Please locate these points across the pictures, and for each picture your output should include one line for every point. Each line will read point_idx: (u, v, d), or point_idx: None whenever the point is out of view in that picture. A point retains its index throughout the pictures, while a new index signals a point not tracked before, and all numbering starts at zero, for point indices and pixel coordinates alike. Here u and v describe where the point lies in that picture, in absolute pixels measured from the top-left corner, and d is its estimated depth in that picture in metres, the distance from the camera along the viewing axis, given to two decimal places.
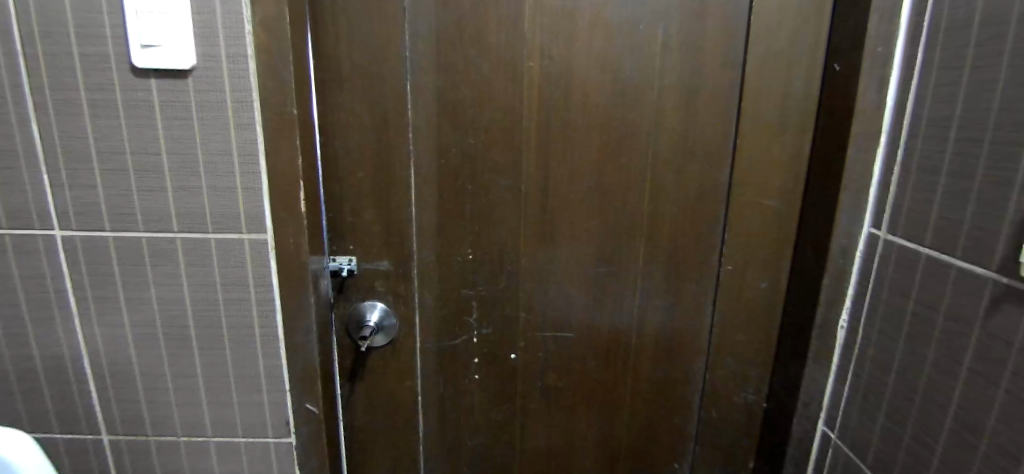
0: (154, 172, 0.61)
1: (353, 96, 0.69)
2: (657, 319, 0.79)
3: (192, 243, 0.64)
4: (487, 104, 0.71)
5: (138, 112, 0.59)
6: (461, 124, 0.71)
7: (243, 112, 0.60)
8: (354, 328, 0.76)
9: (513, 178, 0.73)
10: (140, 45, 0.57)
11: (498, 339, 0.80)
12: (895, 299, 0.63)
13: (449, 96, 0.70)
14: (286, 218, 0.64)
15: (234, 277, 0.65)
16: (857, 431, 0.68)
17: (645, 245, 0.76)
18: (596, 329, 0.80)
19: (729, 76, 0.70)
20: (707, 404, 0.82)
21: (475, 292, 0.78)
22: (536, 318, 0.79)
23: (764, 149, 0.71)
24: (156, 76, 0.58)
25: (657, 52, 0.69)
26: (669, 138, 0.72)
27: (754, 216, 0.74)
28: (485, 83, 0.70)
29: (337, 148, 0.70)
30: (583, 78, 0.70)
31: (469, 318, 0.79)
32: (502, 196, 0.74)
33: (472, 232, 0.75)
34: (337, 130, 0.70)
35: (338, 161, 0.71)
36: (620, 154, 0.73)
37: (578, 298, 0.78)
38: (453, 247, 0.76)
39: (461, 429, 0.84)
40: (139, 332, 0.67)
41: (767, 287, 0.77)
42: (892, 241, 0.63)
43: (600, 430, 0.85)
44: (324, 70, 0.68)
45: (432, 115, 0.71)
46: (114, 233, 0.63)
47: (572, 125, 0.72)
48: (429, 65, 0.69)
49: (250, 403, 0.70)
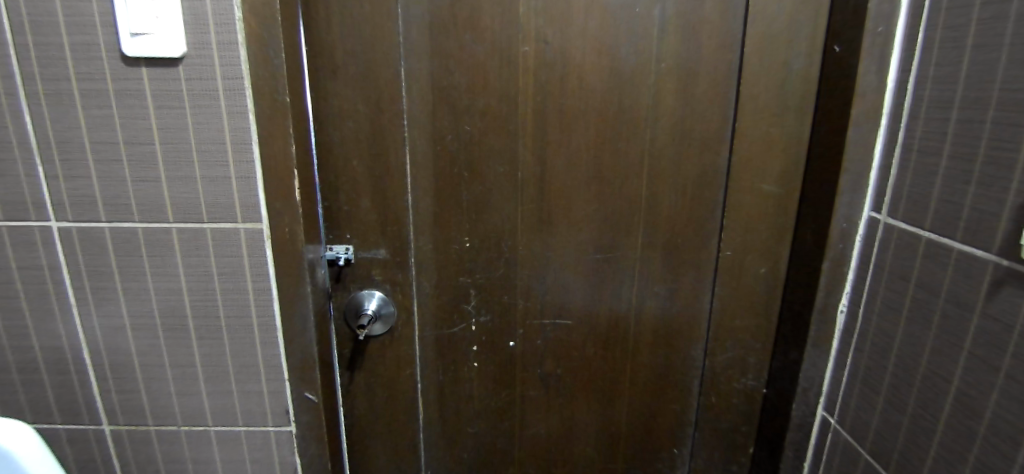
0: (148, 162, 0.61)
1: (348, 83, 0.68)
2: (656, 305, 0.79)
3: (188, 234, 0.63)
4: (483, 90, 0.70)
5: (131, 102, 0.59)
6: (456, 111, 0.71)
7: (236, 100, 0.59)
8: (352, 318, 0.76)
9: (510, 165, 0.73)
10: (129, 34, 0.56)
11: (497, 327, 0.80)
12: (895, 283, 0.62)
13: (444, 82, 0.69)
14: (281, 207, 0.63)
15: (231, 267, 0.65)
16: (857, 415, 0.68)
17: (644, 230, 0.75)
18: (595, 316, 0.80)
19: (728, 59, 0.69)
20: (707, 390, 0.82)
21: (473, 280, 0.78)
22: (535, 305, 0.79)
23: (763, 132, 0.71)
24: (146, 65, 0.58)
25: (654, 35, 0.68)
26: (668, 123, 0.71)
27: (753, 200, 0.73)
28: (482, 68, 0.69)
29: (332, 137, 0.70)
30: (580, 62, 0.69)
31: (467, 306, 0.79)
32: (500, 183, 0.74)
33: (470, 220, 0.75)
34: (332, 118, 0.69)
35: (333, 149, 0.70)
36: (618, 139, 0.72)
37: (577, 285, 0.78)
38: (451, 235, 0.75)
39: (461, 417, 0.84)
40: (137, 323, 0.67)
41: (766, 272, 0.76)
42: (892, 225, 0.62)
43: (600, 417, 0.85)
44: (318, 57, 0.67)
45: (428, 101, 0.70)
46: (110, 224, 0.63)
47: (569, 109, 0.71)
48: (423, 51, 0.68)
49: (250, 392, 0.70)
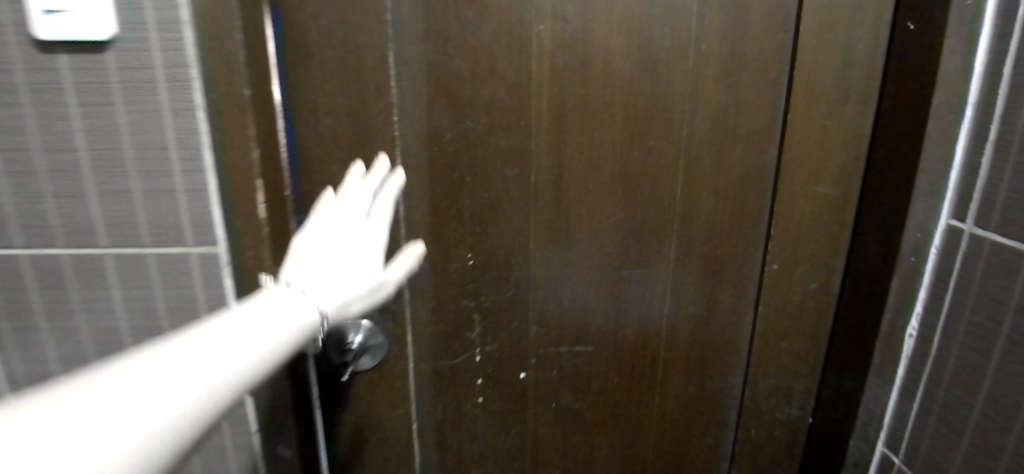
0: (72, 174, 0.48)
1: (327, 69, 0.55)
2: (689, 327, 0.68)
3: (127, 261, 0.51)
4: (489, 79, 0.58)
5: (48, 98, 0.46)
6: (457, 104, 0.59)
7: (182, 95, 0.47)
8: (333, 349, 0.63)
9: (520, 167, 0.61)
10: (42, 10, 0.43)
11: (505, 356, 0.69)
12: (983, 306, 0.51)
13: (441, 69, 0.58)
14: (245, 228, 0.51)
15: (182, 300, 0.53)
16: (930, 458, 0.58)
17: (676, 243, 0.64)
18: (620, 340, 0.69)
19: (778, 40, 0.58)
20: (745, 421, 0.72)
21: (477, 304, 0.66)
22: (550, 331, 0.68)
23: (818, 127, 0.60)
24: (65, 51, 0.45)
25: (693, 11, 0.56)
26: (708, 117, 0.60)
27: (803, 206, 0.63)
28: (487, 52, 0.57)
29: (307, 138, 0.58)
30: (605, 44, 0.58)
31: (470, 334, 0.68)
32: (509, 189, 0.62)
33: (474, 233, 0.63)
34: (306, 116, 0.57)
35: (308, 154, 0.58)
36: (647, 136, 0.61)
37: (597, 306, 0.67)
38: (451, 251, 0.64)
39: (466, 458, 0.73)
40: (71, 369, 0.55)
41: (816, 289, 0.66)
42: (981, 236, 0.52)
43: (623, 453, 0.75)
44: (289, 37, 0.54)
45: (422, 92, 0.58)
46: (28, 250, 0.50)
47: (590, 102, 0.59)
48: (416, 32, 0.56)
49: (212, 447, 0.58)
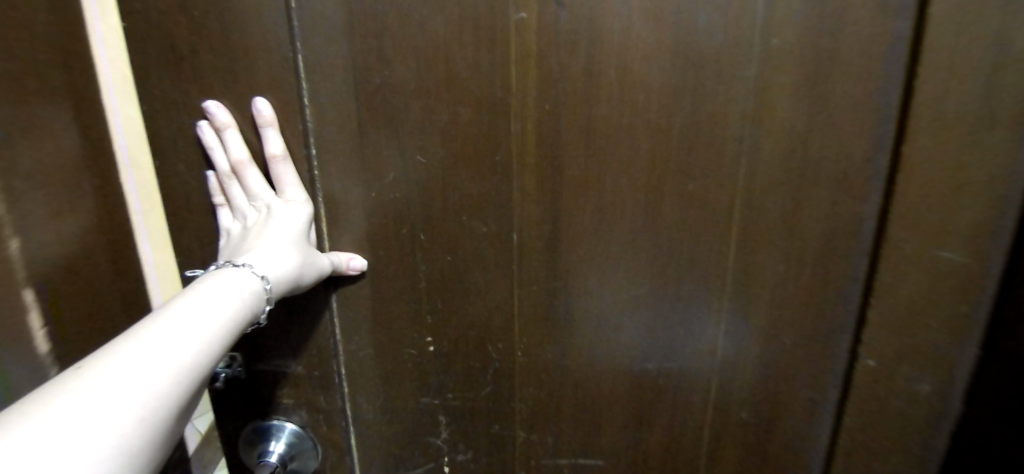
0: None
1: (197, 80, 0.36)
2: (738, 439, 0.48)
3: None
4: (444, 94, 0.38)
5: None
6: (398, 133, 0.38)
7: None
8: (242, 445, 0.47)
9: (497, 223, 0.41)
10: None
11: (483, 466, 0.51)
12: None
13: (369, 80, 0.37)
14: None
15: None
16: None
17: (724, 324, 0.45)
18: (641, 449, 0.50)
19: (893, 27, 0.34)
20: None
21: (443, 403, 0.48)
22: (544, 435, 0.50)
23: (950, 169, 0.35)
24: None
25: None
26: (786, 155, 0.39)
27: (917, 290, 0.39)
28: (440, 52, 0.37)
29: (183, 181, 0.39)
30: (620, 38, 0.37)
31: (434, 439, 0.50)
32: (483, 252, 0.42)
33: (434, 312, 0.44)
34: (180, 149, 0.38)
35: (189, 202, 0.39)
36: (686, 176, 0.40)
37: (610, 404, 0.49)
38: (403, 336, 0.45)
39: None
40: None
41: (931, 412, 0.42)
42: None
43: None
44: (138, 26, 0.35)
45: (343, 116, 0.38)
46: None
47: (598, 126, 0.39)
48: (326, 22, 0.35)
49: None
